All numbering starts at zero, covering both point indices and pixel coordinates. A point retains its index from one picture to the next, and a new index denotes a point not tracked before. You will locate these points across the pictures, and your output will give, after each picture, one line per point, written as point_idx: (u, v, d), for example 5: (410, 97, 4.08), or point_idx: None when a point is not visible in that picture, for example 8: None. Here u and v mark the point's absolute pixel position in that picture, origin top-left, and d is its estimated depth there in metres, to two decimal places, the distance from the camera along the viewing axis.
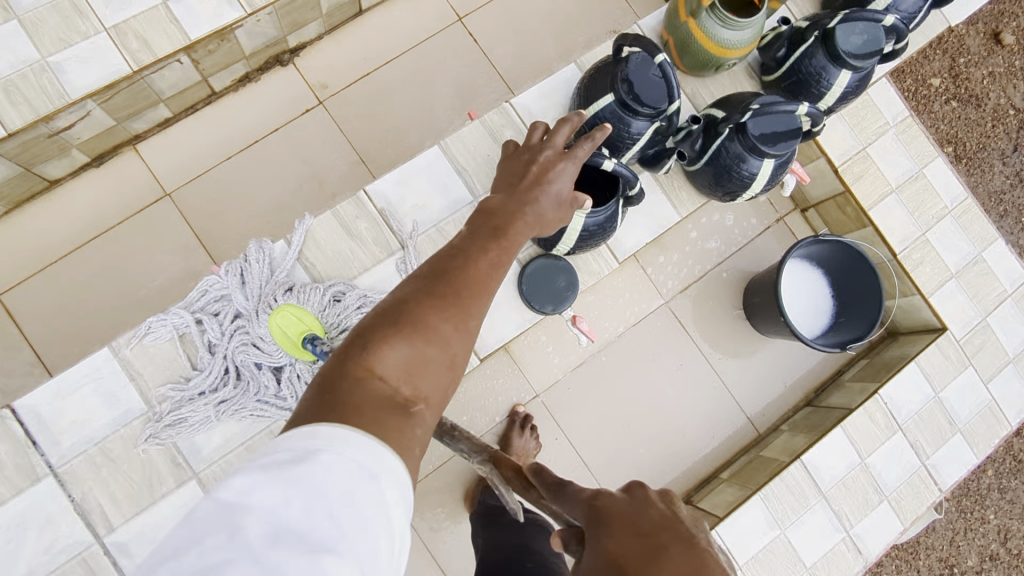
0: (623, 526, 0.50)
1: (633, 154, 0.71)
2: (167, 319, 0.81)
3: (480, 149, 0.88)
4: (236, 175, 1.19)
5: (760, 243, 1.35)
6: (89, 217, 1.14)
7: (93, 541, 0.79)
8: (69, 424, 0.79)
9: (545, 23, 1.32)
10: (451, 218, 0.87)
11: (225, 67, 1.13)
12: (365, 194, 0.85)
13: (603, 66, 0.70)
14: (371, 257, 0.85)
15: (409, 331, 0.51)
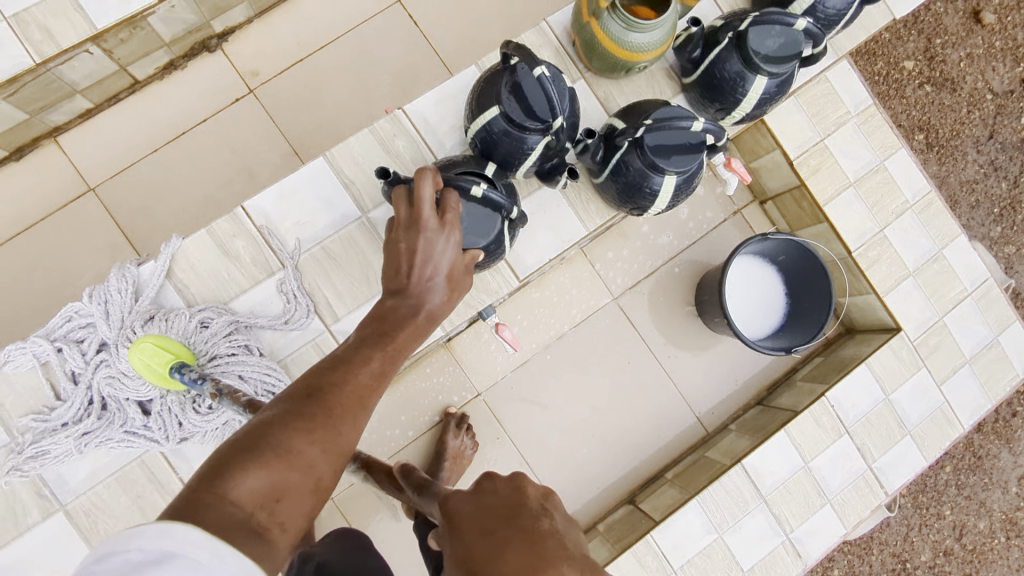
0: (468, 525, 0.44)
1: (528, 166, 0.68)
2: (27, 348, 0.77)
3: (371, 162, 0.84)
4: (163, 169, 1.15)
5: (716, 236, 1.30)
6: (9, 213, 1.10)
7: None
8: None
9: (490, 5, 1.26)
10: (337, 236, 0.83)
11: (145, 55, 1.07)
12: (242, 211, 0.81)
13: (493, 74, 0.66)
14: (250, 278, 0.82)
15: (273, 456, 0.46)
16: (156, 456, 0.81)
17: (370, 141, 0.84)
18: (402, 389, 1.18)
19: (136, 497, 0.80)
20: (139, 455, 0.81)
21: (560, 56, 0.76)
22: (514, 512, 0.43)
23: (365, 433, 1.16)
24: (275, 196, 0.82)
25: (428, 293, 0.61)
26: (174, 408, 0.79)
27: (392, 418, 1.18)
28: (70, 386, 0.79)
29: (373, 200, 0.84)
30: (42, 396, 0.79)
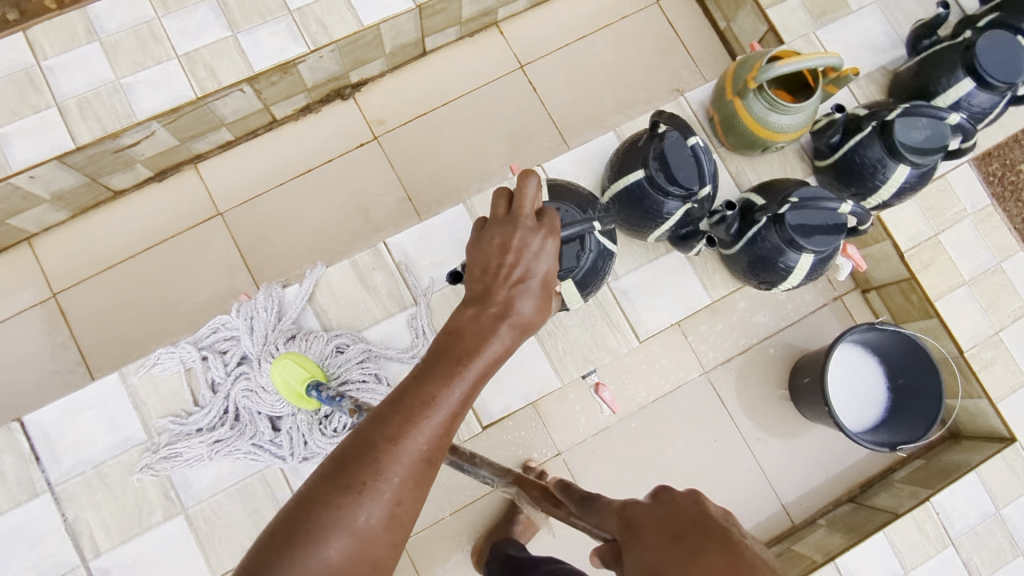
0: (640, 538, 0.35)
1: (663, 231, 0.69)
2: (176, 353, 0.82)
3: None
4: (286, 201, 1.22)
5: (815, 321, 1.29)
6: (147, 229, 1.19)
7: (79, 563, 0.79)
8: (71, 446, 0.80)
9: (605, 78, 1.31)
10: None
11: (287, 98, 1.17)
12: (385, 245, 0.85)
13: (638, 141, 0.68)
14: (383, 309, 0.85)
15: (359, 510, 0.41)
16: (274, 473, 0.83)
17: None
18: (486, 438, 1.19)
19: (252, 511, 0.81)
20: (259, 469, 0.82)
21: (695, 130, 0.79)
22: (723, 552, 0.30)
23: (445, 478, 1.17)
24: (417, 234, 0.86)
25: (519, 298, 0.51)
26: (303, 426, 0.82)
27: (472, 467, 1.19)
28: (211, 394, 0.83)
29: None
30: (183, 399, 0.83)
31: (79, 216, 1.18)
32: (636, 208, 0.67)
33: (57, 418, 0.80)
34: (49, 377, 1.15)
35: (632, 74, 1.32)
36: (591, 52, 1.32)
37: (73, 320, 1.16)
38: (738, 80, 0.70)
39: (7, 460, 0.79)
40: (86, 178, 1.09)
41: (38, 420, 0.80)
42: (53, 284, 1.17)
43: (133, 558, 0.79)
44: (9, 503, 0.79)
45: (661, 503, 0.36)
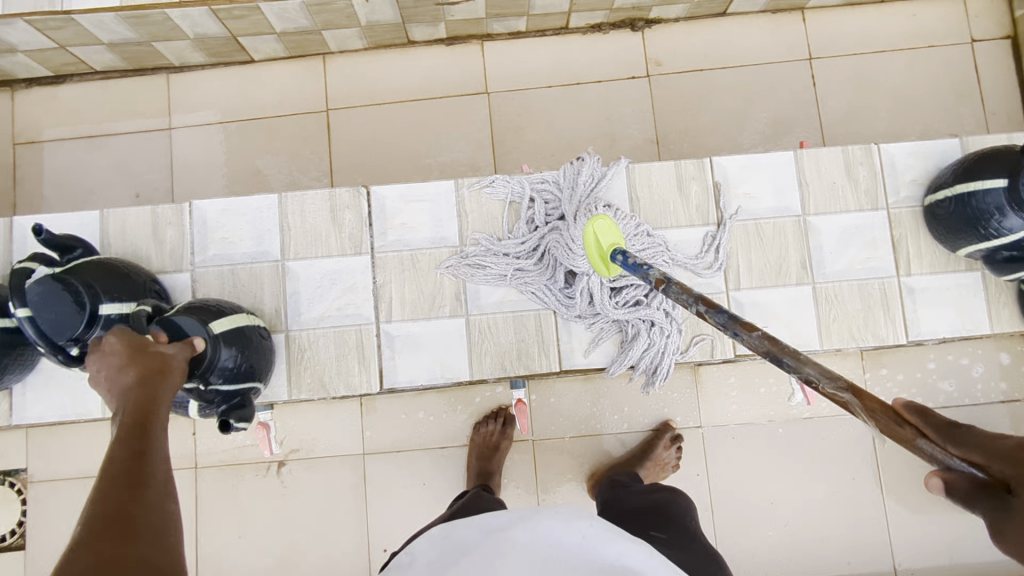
0: None
1: (987, 246, 0.71)
2: (509, 184, 0.94)
3: (828, 174, 0.90)
4: (548, 103, 1.29)
5: (998, 411, 1.24)
6: (420, 82, 1.30)
7: (372, 321, 0.95)
8: (397, 225, 0.96)
9: (886, 98, 1.29)
10: (773, 221, 0.89)
11: (590, 10, 1.23)
12: (711, 161, 0.91)
13: (1002, 152, 0.69)
14: (687, 218, 0.90)
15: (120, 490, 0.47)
16: (550, 317, 0.94)
17: (838, 158, 0.90)
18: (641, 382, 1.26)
19: (520, 339, 0.94)
20: (538, 309, 0.94)
21: None
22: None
23: (593, 401, 1.25)
24: (741, 163, 0.90)
25: (137, 372, 0.59)
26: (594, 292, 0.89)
27: (619, 402, 1.26)
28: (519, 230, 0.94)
29: (816, 205, 0.89)
30: (500, 223, 0.95)
31: (372, 50, 1.30)
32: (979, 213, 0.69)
33: (396, 199, 0.96)
34: (299, 177, 1.29)
35: (915, 102, 1.29)
36: (883, 68, 1.29)
37: (335, 137, 1.30)
38: None
39: (349, 217, 0.96)
40: (400, 19, 1.20)
41: (381, 195, 0.96)
42: (331, 101, 1.30)
43: (414, 335, 0.95)
44: (336, 250, 0.96)
45: None
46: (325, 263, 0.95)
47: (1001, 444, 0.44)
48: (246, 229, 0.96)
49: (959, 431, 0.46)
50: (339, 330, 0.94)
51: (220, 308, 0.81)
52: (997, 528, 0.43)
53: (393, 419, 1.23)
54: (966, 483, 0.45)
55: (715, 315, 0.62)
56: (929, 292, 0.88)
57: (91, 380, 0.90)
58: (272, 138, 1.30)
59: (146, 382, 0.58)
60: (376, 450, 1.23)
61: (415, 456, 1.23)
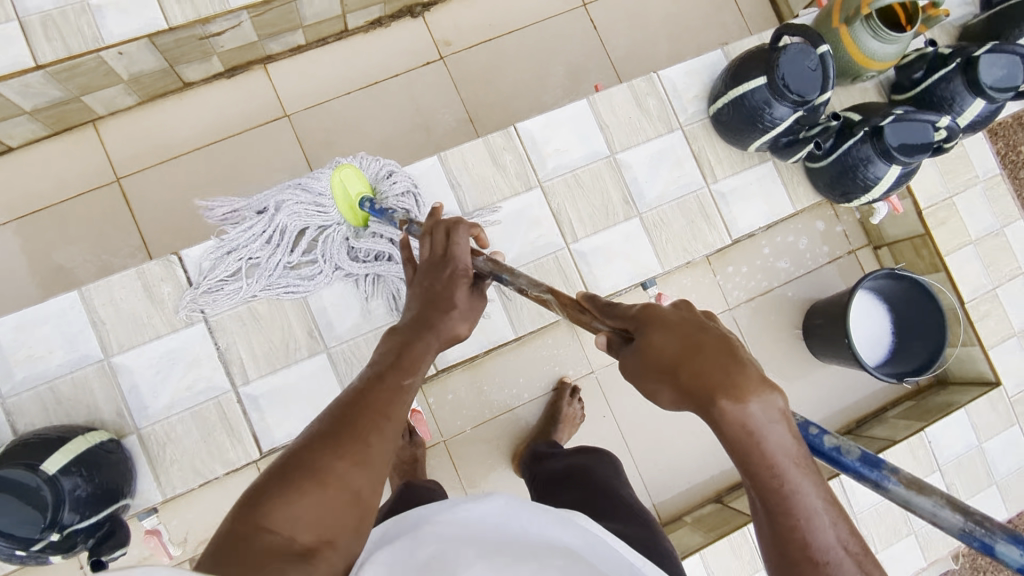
0: (671, 353, 0.46)
1: (768, 137, 0.78)
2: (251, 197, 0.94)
3: (623, 111, 0.95)
4: (351, 109, 1.26)
5: (829, 271, 1.40)
6: (210, 123, 1.21)
7: (229, 388, 0.92)
8: (220, 284, 0.91)
9: (660, 24, 1.38)
10: (588, 167, 0.94)
11: (364, 8, 1.20)
12: (515, 129, 0.93)
13: (759, 50, 0.76)
14: (511, 188, 0.92)
15: (307, 483, 0.47)
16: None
17: (628, 94, 0.95)
18: (526, 351, 1.28)
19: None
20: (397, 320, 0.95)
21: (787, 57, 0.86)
22: (726, 360, 0.44)
23: (488, 383, 1.27)
24: (543, 122, 0.93)
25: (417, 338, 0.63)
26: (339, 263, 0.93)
27: (511, 376, 1.28)
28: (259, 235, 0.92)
29: (621, 142, 0.95)
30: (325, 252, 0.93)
31: (145, 104, 1.19)
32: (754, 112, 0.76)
33: (209, 258, 0.91)
34: (108, 258, 1.17)
35: (685, 21, 1.39)
36: None
37: (134, 206, 1.18)
38: (846, 9, 0.76)
39: (167, 289, 0.92)
40: (165, 64, 1.10)
41: (193, 259, 0.92)
42: (118, 169, 1.18)
43: (277, 387, 0.93)
44: (166, 329, 0.91)
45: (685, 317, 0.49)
46: (158, 345, 0.91)
47: (632, 309, 0.52)
48: (53, 338, 0.89)
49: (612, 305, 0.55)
50: (196, 409, 0.91)
51: (63, 436, 0.79)
52: (627, 365, 0.50)
53: None
54: (616, 339, 0.53)
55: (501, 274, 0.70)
56: (739, 190, 0.96)
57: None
58: (63, 226, 1.17)
59: (440, 316, 0.66)
60: None
61: None
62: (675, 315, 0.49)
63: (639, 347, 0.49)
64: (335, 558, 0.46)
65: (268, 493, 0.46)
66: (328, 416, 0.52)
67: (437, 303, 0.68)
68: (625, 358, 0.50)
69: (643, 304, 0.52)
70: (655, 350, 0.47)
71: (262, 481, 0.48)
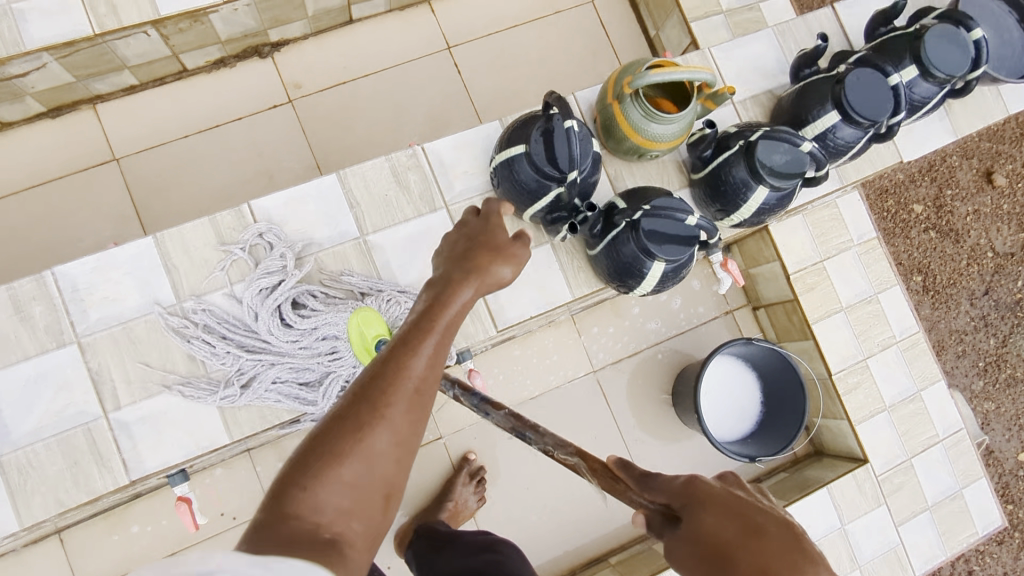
0: (720, 536, 0.40)
1: (533, 212, 0.71)
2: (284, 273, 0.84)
3: (379, 188, 0.89)
4: (190, 153, 1.19)
5: (704, 331, 1.33)
6: (30, 165, 1.14)
7: None
8: None
9: (530, 70, 1.32)
10: (332, 250, 0.87)
11: (198, 48, 1.13)
12: (248, 207, 0.86)
13: (532, 117, 0.69)
14: (237, 272, 0.86)
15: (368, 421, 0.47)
16: (103, 427, 0.81)
17: (389, 169, 0.89)
18: None
19: (72, 463, 0.80)
20: (87, 423, 0.80)
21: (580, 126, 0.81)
22: (797, 552, 0.38)
23: None
24: (284, 201, 0.87)
25: (464, 282, 0.55)
26: (276, 329, 0.83)
27: None
28: (240, 250, 0.85)
29: (373, 224, 0.89)
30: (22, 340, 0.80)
31: None
32: (517, 181, 0.69)
33: None
34: None
35: (557, 69, 1.33)
36: (520, 43, 1.32)
37: None
38: (618, 85, 0.71)
39: None
40: None
41: None
42: None
43: None
44: None
45: (733, 495, 0.42)
46: None
47: (679, 478, 0.45)
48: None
49: (651, 475, 0.48)
50: None
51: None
52: (674, 556, 0.42)
53: (100, 544, 1.09)
54: (660, 517, 0.45)
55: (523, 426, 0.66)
56: None
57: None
58: None
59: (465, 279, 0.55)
60: None
61: None
62: (723, 491, 0.43)
63: (685, 534, 0.42)
64: (352, 554, 0.44)
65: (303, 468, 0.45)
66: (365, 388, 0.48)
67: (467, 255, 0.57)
68: (671, 546, 0.43)
69: (689, 476, 0.45)
70: (706, 538, 0.40)
71: (285, 473, 0.46)
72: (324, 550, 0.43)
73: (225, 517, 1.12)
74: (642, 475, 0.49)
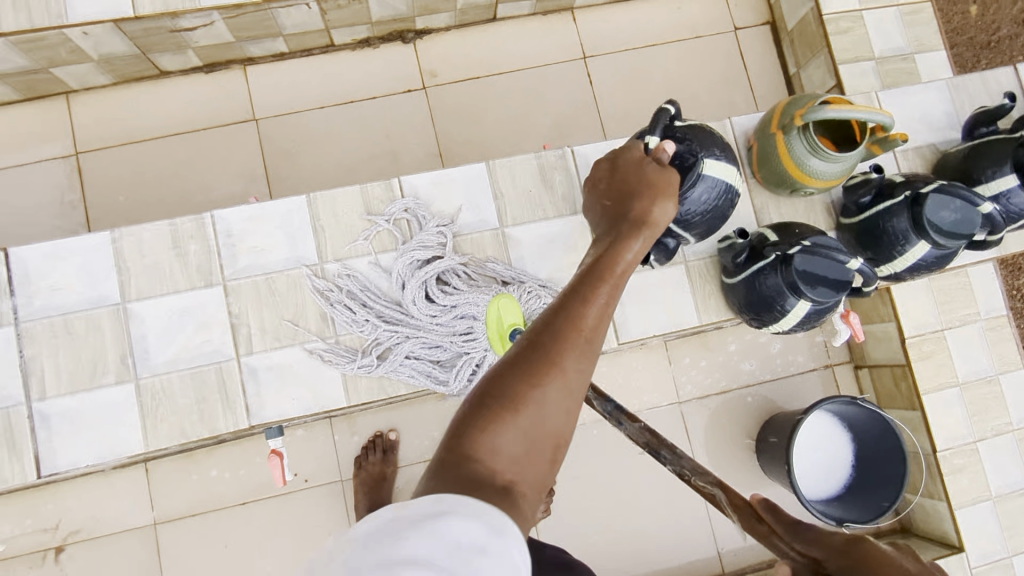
0: None
1: None
2: (434, 246, 0.84)
3: (523, 183, 0.88)
4: (323, 124, 1.23)
5: (800, 381, 1.28)
6: (179, 114, 1.21)
7: (21, 401, 0.79)
8: (44, 287, 0.80)
9: (661, 90, 1.30)
10: (471, 237, 0.86)
11: (349, 25, 1.17)
12: (398, 181, 0.86)
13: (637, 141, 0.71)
14: (379, 244, 0.85)
15: (525, 397, 0.48)
16: (234, 368, 0.82)
17: (533, 166, 0.88)
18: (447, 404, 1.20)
19: (202, 399, 0.81)
20: (220, 362, 0.81)
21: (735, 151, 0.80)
22: None
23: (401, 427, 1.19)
24: (433, 180, 0.87)
25: (626, 241, 0.60)
26: (419, 301, 0.82)
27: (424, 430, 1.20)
28: (386, 222, 0.84)
29: (514, 217, 0.87)
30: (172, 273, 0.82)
31: (120, 86, 1.19)
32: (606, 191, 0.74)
33: (43, 257, 0.80)
34: (50, 230, 1.17)
35: (689, 93, 1.31)
36: (655, 62, 1.31)
37: (87, 183, 1.18)
38: (785, 115, 0.69)
39: None
40: (136, 50, 1.10)
41: (23, 256, 0.80)
42: (80, 144, 1.18)
43: (73, 412, 0.79)
44: None
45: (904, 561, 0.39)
46: None
47: (837, 537, 0.43)
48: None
49: (802, 525, 0.46)
50: None
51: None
52: None
53: (182, 480, 1.13)
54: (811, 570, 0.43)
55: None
56: (635, 289, 0.85)
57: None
58: (20, 190, 1.17)
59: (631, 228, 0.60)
60: (167, 517, 1.12)
61: (211, 518, 1.13)
62: (890, 556, 0.39)
63: None
64: (564, 455, 0.49)
65: (466, 428, 0.47)
66: (553, 325, 0.51)
67: (633, 193, 0.65)
68: None
69: (851, 535, 0.42)
70: None
71: (481, 388, 0.49)
72: (505, 495, 0.43)
73: (300, 477, 1.15)
74: (791, 523, 0.47)
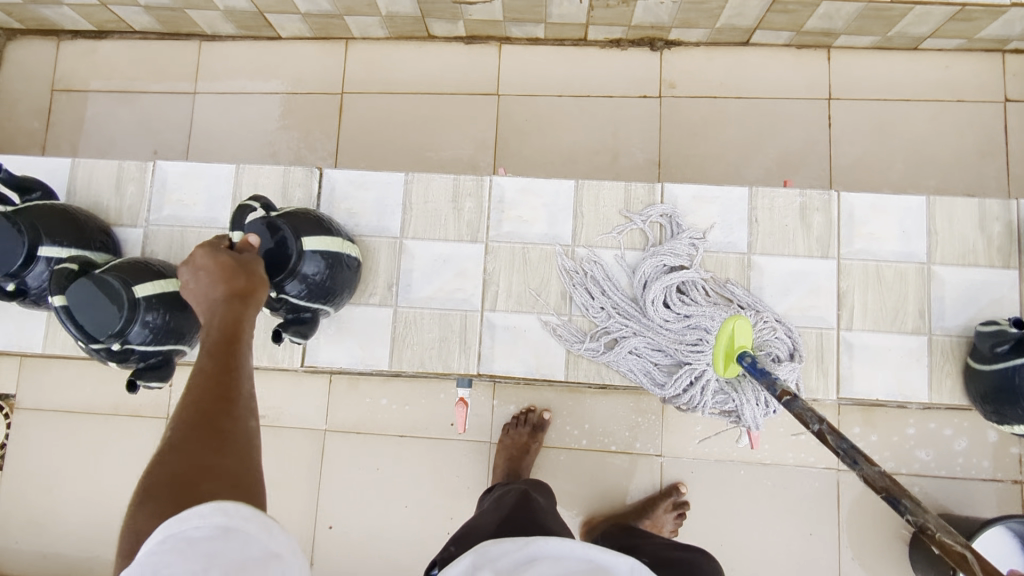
0: None
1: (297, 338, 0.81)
2: (685, 256, 0.86)
3: (780, 216, 0.87)
4: (558, 111, 1.29)
5: (979, 489, 1.18)
6: (434, 76, 1.32)
7: None
8: (344, 208, 0.91)
9: (902, 148, 1.24)
10: (716, 255, 0.87)
11: (608, 24, 1.22)
12: (663, 186, 0.89)
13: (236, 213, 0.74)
14: (628, 240, 0.89)
15: (188, 471, 0.45)
16: (477, 319, 0.89)
17: (796, 205, 0.87)
18: (606, 403, 1.23)
19: (444, 337, 0.89)
20: (466, 310, 0.89)
21: (1010, 234, 0.85)
22: None
23: (557, 411, 1.24)
24: (694, 193, 0.88)
25: (233, 309, 0.57)
26: (657, 305, 0.84)
27: (577, 421, 1.24)
28: (641, 222, 0.88)
29: (763, 246, 0.87)
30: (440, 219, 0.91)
31: (392, 41, 1.32)
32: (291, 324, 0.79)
33: (348, 182, 0.91)
34: (304, 153, 1.33)
35: (933, 158, 1.24)
36: (904, 118, 1.25)
37: (344, 119, 1.33)
38: None
39: (300, 196, 0.92)
40: (418, 13, 1.21)
41: (333, 177, 0.91)
42: (347, 85, 1.33)
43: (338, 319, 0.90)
44: None
45: None
46: None
47: None
48: (201, 193, 0.92)
49: None
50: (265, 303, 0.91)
51: (159, 269, 0.75)
52: None
53: (358, 400, 1.26)
54: None
55: (840, 441, 0.59)
56: (871, 350, 0.85)
57: (37, 315, 0.92)
58: (289, 113, 1.34)
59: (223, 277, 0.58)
60: (338, 427, 1.25)
61: (373, 441, 1.24)
62: None
63: None
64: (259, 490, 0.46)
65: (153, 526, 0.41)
66: (188, 409, 0.48)
67: (218, 275, 0.58)
68: None
69: None
70: None
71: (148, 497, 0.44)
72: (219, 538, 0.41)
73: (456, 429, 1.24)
74: None
